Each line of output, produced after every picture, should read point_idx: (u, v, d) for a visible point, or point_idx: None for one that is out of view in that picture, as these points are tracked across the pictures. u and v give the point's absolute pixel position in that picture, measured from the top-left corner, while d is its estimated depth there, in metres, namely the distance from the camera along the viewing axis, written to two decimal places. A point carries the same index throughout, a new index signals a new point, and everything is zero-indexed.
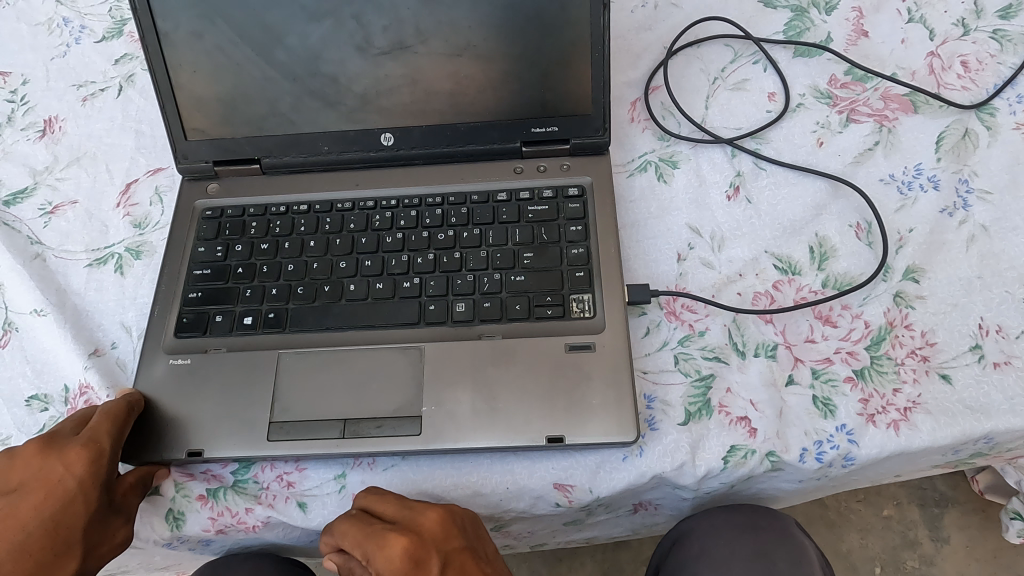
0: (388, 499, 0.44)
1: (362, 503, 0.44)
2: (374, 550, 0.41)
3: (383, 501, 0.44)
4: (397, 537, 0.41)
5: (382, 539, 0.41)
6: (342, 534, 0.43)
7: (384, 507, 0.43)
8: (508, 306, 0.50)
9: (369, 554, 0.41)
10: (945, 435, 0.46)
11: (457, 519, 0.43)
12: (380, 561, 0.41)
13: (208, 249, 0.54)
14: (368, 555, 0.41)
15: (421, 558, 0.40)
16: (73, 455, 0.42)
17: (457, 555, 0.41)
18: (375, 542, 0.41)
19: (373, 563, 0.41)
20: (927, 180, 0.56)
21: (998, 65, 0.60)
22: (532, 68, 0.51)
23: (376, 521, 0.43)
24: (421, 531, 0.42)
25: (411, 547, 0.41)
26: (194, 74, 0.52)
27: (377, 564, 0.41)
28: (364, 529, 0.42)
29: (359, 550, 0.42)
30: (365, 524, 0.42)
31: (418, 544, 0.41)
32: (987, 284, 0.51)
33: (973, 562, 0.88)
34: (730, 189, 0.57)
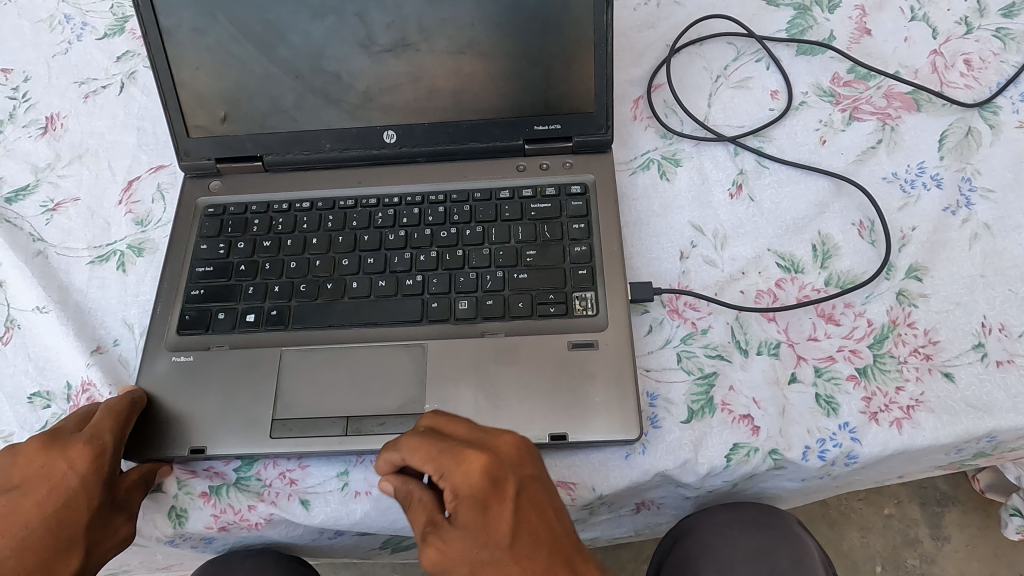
0: (458, 421, 0.42)
1: (429, 423, 0.43)
2: (451, 465, 0.39)
3: (453, 422, 0.42)
4: (477, 453, 0.40)
5: (461, 455, 0.40)
6: (409, 450, 0.41)
7: (454, 427, 0.42)
8: (511, 304, 0.50)
9: (444, 469, 0.39)
10: (947, 433, 0.46)
11: (531, 448, 0.42)
12: (458, 477, 0.39)
13: (211, 246, 0.54)
14: (442, 470, 0.39)
15: (500, 478, 0.39)
16: (76, 451, 0.42)
17: (531, 484, 0.40)
18: (453, 456, 0.40)
19: (449, 478, 0.39)
20: (930, 178, 0.56)
21: (1001, 63, 0.60)
22: (535, 66, 0.51)
23: (447, 439, 0.41)
24: (499, 453, 0.40)
25: (493, 463, 0.40)
26: (197, 71, 0.52)
27: (454, 479, 0.39)
28: (437, 444, 0.40)
29: (431, 464, 0.40)
30: (439, 441, 0.41)
31: (498, 464, 0.40)
32: (990, 282, 0.51)
33: (974, 561, 0.88)
34: (733, 187, 0.57)
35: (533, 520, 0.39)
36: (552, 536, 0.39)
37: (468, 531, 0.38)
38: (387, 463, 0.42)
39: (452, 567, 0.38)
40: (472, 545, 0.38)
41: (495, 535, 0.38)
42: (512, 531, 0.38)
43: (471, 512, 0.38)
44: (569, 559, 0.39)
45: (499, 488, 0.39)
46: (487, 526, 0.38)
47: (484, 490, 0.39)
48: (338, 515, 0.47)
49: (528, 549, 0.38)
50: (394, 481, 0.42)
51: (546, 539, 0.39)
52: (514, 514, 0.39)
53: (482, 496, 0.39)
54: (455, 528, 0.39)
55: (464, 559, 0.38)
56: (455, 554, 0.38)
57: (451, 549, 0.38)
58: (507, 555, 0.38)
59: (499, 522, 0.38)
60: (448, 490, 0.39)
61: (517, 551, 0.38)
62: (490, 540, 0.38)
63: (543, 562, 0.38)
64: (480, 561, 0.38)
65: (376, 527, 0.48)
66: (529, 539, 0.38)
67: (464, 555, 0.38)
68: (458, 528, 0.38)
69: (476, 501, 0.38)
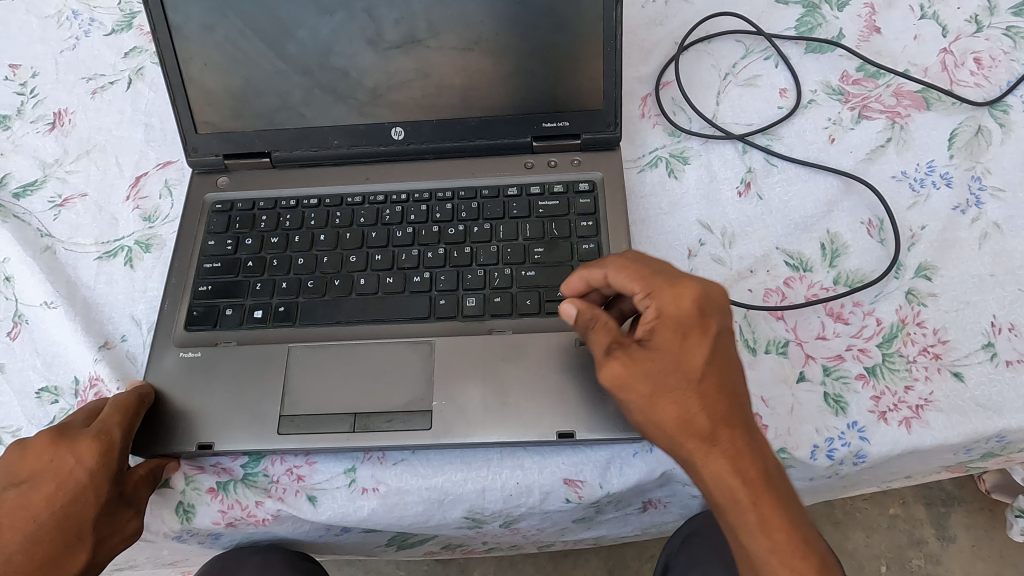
0: (668, 262, 0.44)
1: (637, 256, 0.44)
2: (655, 290, 0.41)
3: (665, 261, 0.44)
4: (692, 284, 0.41)
5: (673, 283, 0.41)
6: (615, 269, 0.43)
7: (657, 262, 0.43)
8: (518, 301, 0.50)
9: (653, 292, 0.41)
10: (956, 433, 0.45)
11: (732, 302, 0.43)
12: (669, 301, 0.40)
13: (219, 242, 0.54)
14: (654, 293, 0.41)
15: (709, 313, 0.40)
16: (85, 446, 0.42)
17: (730, 335, 0.41)
18: (669, 282, 0.41)
19: (656, 299, 0.41)
20: (939, 177, 0.55)
21: (1012, 62, 0.59)
22: (544, 63, 0.51)
23: (658, 269, 0.43)
24: (705, 289, 0.41)
25: (701, 299, 0.40)
26: (205, 67, 0.52)
27: (662, 302, 0.41)
28: (650, 269, 0.42)
29: (641, 288, 0.42)
30: (643, 269, 0.42)
31: (707, 299, 0.41)
32: (1000, 281, 0.50)
33: (980, 561, 0.88)
34: (741, 185, 0.57)
35: (723, 362, 0.40)
36: (737, 397, 0.39)
37: (659, 353, 0.40)
38: (581, 281, 0.44)
39: (633, 384, 0.39)
40: (656, 367, 0.39)
41: (686, 364, 0.39)
42: (704, 368, 0.39)
43: (665, 335, 0.40)
44: (746, 417, 0.39)
45: (705, 323, 0.40)
46: (683, 353, 0.40)
47: (687, 317, 0.40)
48: (346, 511, 0.47)
49: (712, 385, 0.39)
50: (580, 304, 0.42)
51: (731, 390, 0.39)
52: (709, 354, 0.40)
53: (686, 325, 0.40)
54: (644, 348, 0.40)
55: (648, 377, 0.39)
56: (637, 370, 0.39)
57: (638, 366, 0.40)
58: (694, 387, 0.39)
59: (693, 355, 0.39)
60: (652, 309, 0.41)
61: (704, 390, 0.39)
62: (680, 365, 0.39)
63: (722, 409, 0.39)
64: (664, 382, 0.39)
65: (383, 524, 0.48)
66: (717, 379, 0.39)
67: (650, 374, 0.39)
68: (651, 348, 0.40)
69: (678, 325, 0.40)
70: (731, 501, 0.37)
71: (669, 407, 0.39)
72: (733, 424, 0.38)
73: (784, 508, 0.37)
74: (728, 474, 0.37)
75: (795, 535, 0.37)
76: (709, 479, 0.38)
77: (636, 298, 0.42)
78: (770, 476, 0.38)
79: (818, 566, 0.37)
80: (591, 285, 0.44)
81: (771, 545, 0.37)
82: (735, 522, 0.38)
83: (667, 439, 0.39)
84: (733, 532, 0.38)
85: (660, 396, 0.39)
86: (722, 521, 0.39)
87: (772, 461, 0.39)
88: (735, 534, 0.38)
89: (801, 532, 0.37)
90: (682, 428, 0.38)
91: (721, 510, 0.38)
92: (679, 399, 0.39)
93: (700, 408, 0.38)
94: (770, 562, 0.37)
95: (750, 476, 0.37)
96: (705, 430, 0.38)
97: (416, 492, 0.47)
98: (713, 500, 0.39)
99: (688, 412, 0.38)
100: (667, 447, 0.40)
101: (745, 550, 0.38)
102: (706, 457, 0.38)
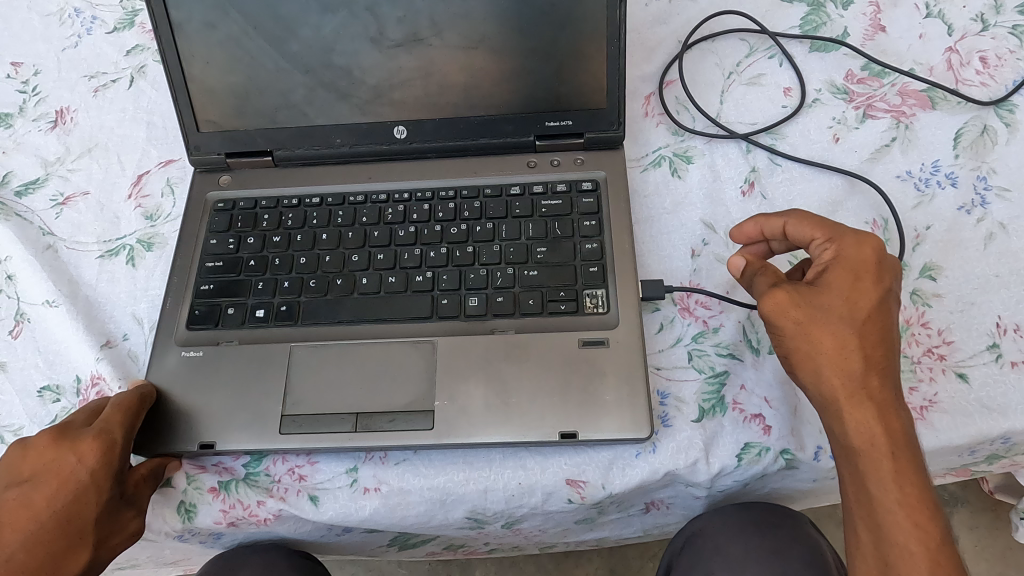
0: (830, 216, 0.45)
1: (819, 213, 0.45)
2: (837, 237, 0.42)
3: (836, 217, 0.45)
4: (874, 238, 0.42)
5: (859, 234, 0.42)
6: (796, 219, 0.44)
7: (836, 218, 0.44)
8: (521, 300, 0.49)
9: (837, 237, 0.42)
10: (960, 434, 0.45)
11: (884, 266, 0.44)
12: (852, 248, 0.42)
13: (221, 241, 0.54)
14: (838, 240, 0.42)
15: (886, 269, 0.42)
16: (86, 445, 0.42)
17: (897, 297, 0.42)
18: (852, 232, 0.42)
19: (837, 244, 0.42)
20: (944, 177, 0.55)
21: (1018, 61, 0.59)
22: (547, 61, 0.51)
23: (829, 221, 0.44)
24: (887, 250, 0.42)
25: (884, 253, 0.42)
26: (208, 65, 0.51)
27: (844, 248, 0.42)
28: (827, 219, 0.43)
29: (823, 235, 0.43)
30: (825, 220, 0.44)
31: (879, 254, 0.42)
32: (1005, 282, 0.50)
33: (983, 562, 0.87)
34: (745, 185, 0.57)
35: (885, 314, 0.41)
36: (891, 351, 0.41)
37: (827, 294, 0.41)
38: (755, 226, 0.46)
39: (793, 314, 0.41)
40: (819, 306, 0.41)
41: (854, 309, 0.41)
42: (870, 311, 0.41)
43: (839, 277, 0.41)
44: (895, 373, 0.41)
45: (881, 273, 0.41)
46: (854, 296, 0.41)
47: (865, 265, 0.41)
48: (348, 511, 0.47)
49: (873, 332, 0.40)
50: (747, 257, 0.45)
51: (889, 343, 0.41)
52: (879, 303, 0.41)
53: (861, 270, 0.41)
54: (810, 287, 0.42)
55: (807, 311, 0.41)
56: (795, 304, 0.41)
57: (803, 301, 0.41)
58: (856, 330, 0.40)
59: (861, 300, 0.41)
60: (830, 252, 0.42)
61: (865, 333, 0.40)
62: (849, 307, 0.41)
63: (879, 357, 0.40)
64: (824, 319, 0.41)
65: (385, 524, 0.48)
66: (877, 329, 0.41)
67: (809, 308, 0.41)
68: (818, 287, 0.42)
69: (853, 270, 0.41)
70: (868, 447, 0.39)
71: (826, 344, 0.40)
72: (882, 374, 0.40)
73: (913, 464, 0.39)
74: (871, 420, 0.39)
75: (920, 493, 0.39)
76: (851, 422, 0.40)
77: (817, 245, 0.43)
78: (906, 433, 0.39)
79: (938, 526, 0.38)
80: (765, 232, 0.46)
81: (901, 497, 0.38)
82: (860, 468, 0.39)
83: (819, 375, 0.41)
84: (854, 477, 0.40)
85: (820, 331, 0.40)
86: (846, 467, 0.40)
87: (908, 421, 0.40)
88: (860, 480, 0.40)
89: (927, 491, 0.39)
90: (834, 367, 0.40)
91: (853, 455, 0.40)
92: (840, 337, 0.40)
93: (856, 350, 0.40)
94: (895, 512, 0.38)
95: (889, 427, 0.39)
96: (857, 372, 0.40)
97: (418, 492, 0.47)
98: (846, 446, 0.40)
99: (844, 351, 0.40)
100: (814, 385, 0.41)
101: (865, 496, 0.39)
102: (850, 399, 0.40)
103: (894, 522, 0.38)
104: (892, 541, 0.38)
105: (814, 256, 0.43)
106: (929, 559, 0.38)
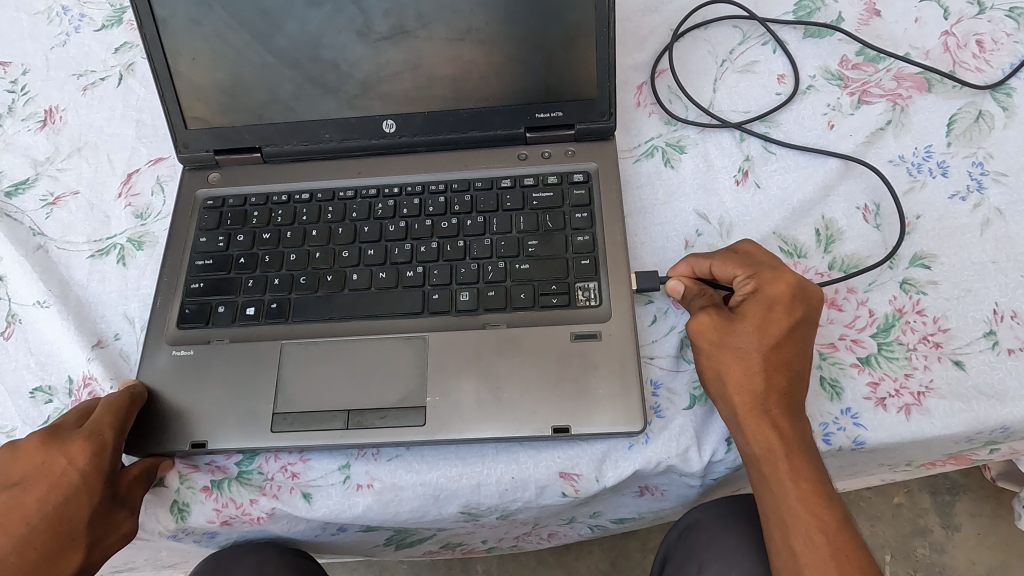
0: (763, 250, 0.47)
1: (748, 249, 0.47)
2: (756, 273, 0.45)
3: (766, 251, 0.47)
4: (790, 273, 0.44)
5: (777, 270, 0.44)
6: (720, 260, 0.47)
7: (760, 254, 0.47)
8: (513, 295, 0.49)
9: (756, 273, 0.45)
10: (957, 421, 0.45)
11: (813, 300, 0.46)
12: (768, 283, 0.44)
13: (210, 239, 0.53)
14: (757, 276, 0.45)
15: (800, 299, 0.43)
16: (76, 447, 0.42)
17: (814, 326, 0.44)
18: (769, 269, 0.45)
19: (757, 279, 0.45)
20: (936, 164, 0.54)
21: (1015, 44, 0.58)
22: (536, 52, 0.50)
23: (753, 258, 0.46)
24: (807, 284, 0.44)
25: (801, 286, 0.44)
26: (194, 61, 0.51)
27: (762, 283, 0.44)
28: (750, 259, 0.46)
29: (744, 272, 0.45)
30: (748, 258, 0.46)
31: (794, 288, 0.43)
32: (1002, 268, 0.49)
33: (986, 550, 0.87)
34: (739, 174, 0.56)
35: (795, 341, 0.43)
36: (799, 373, 0.43)
37: (740, 323, 0.44)
38: (688, 266, 0.49)
39: (710, 338, 0.44)
40: (731, 333, 0.44)
41: (765, 336, 0.43)
42: (779, 338, 0.43)
43: (754, 308, 0.44)
44: (800, 392, 0.43)
45: (794, 305, 0.43)
46: (765, 324, 0.43)
47: (779, 298, 0.43)
48: (341, 507, 0.47)
49: (780, 356, 0.43)
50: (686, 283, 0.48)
51: (798, 366, 0.43)
52: (791, 331, 0.43)
53: (775, 301, 0.43)
54: (728, 316, 0.44)
55: (722, 337, 0.44)
56: (710, 330, 0.44)
57: (720, 327, 0.44)
58: (762, 353, 0.43)
59: (771, 327, 0.43)
60: (750, 286, 0.45)
61: (772, 357, 0.43)
62: (760, 334, 0.43)
63: (782, 378, 0.42)
64: (733, 345, 0.43)
65: (379, 521, 0.47)
66: (785, 353, 0.43)
67: (723, 333, 0.44)
68: (734, 316, 0.44)
69: (766, 302, 0.43)
70: (768, 454, 0.41)
71: (732, 367, 0.43)
72: (784, 392, 0.42)
73: (813, 470, 0.41)
74: (769, 432, 0.42)
75: (821, 495, 0.40)
76: (750, 435, 0.42)
77: (740, 281, 0.46)
78: (804, 445, 0.42)
79: (839, 524, 0.40)
80: (698, 272, 0.48)
81: (800, 500, 0.40)
82: (765, 475, 0.42)
83: (725, 392, 0.43)
84: (761, 484, 0.42)
85: (729, 356, 0.43)
86: (753, 475, 0.43)
87: (808, 432, 0.43)
88: (765, 486, 0.42)
89: (827, 493, 0.41)
90: (736, 386, 0.43)
91: (757, 464, 0.42)
92: (745, 360, 0.43)
93: (759, 371, 0.42)
94: (795, 511, 0.40)
95: (788, 438, 0.42)
96: (760, 391, 0.42)
97: (411, 488, 0.47)
98: (750, 457, 0.42)
99: (748, 372, 0.43)
100: (722, 402, 0.44)
101: (771, 499, 0.41)
102: (752, 415, 0.42)
103: (797, 522, 0.40)
104: (796, 539, 0.40)
105: (738, 291, 0.46)
106: (831, 554, 0.39)
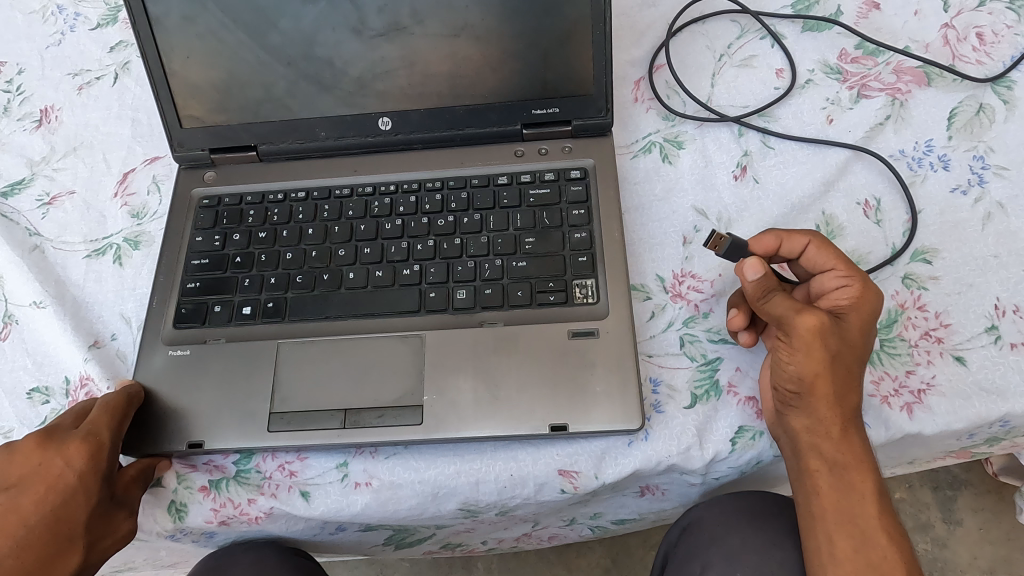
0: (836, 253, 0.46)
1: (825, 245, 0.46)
2: (857, 277, 0.43)
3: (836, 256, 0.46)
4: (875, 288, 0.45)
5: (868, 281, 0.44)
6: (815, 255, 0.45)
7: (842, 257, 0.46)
8: (510, 292, 0.49)
9: (856, 276, 0.43)
10: (959, 418, 0.45)
11: None
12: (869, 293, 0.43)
13: (206, 238, 0.53)
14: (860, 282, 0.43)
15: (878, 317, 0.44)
16: (73, 449, 0.42)
17: None
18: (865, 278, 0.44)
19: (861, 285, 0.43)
20: (937, 158, 0.54)
21: (1015, 36, 0.58)
22: (532, 48, 0.50)
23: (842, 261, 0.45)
24: None
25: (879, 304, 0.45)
26: (188, 59, 0.51)
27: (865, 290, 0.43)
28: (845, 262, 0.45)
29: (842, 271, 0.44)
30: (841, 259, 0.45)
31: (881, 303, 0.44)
32: (1004, 263, 0.49)
33: (987, 544, 0.87)
34: (738, 169, 0.56)
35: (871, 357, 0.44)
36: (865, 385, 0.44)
37: (846, 330, 0.42)
38: (775, 239, 0.46)
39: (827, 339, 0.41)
40: (841, 339, 0.41)
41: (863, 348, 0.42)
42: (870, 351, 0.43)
43: (858, 317, 0.42)
44: None
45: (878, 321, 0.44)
46: (865, 336, 0.42)
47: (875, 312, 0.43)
48: (339, 506, 0.46)
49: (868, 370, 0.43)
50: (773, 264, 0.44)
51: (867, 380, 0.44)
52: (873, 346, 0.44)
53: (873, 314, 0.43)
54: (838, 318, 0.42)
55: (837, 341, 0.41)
56: (828, 333, 0.40)
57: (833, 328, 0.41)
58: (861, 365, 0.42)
59: (868, 340, 0.43)
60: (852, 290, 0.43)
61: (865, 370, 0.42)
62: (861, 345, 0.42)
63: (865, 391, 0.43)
64: (845, 352, 0.41)
65: (379, 518, 0.47)
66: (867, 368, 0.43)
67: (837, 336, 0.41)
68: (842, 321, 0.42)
69: (869, 312, 0.43)
70: (855, 465, 0.41)
71: (838, 376, 0.41)
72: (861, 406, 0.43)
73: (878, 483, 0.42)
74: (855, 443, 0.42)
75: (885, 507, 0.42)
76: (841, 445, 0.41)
77: (837, 281, 0.44)
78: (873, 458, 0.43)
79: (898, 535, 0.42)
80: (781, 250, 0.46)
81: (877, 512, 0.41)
82: (848, 485, 0.41)
83: (829, 400, 0.41)
84: (837, 495, 0.41)
85: (841, 361, 0.41)
86: (831, 484, 0.41)
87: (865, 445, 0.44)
88: (843, 496, 0.41)
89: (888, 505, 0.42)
90: (835, 396, 0.41)
91: (842, 476, 0.41)
92: (851, 371, 0.41)
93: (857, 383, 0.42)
94: (874, 521, 0.41)
95: (867, 451, 0.42)
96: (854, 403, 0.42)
97: (410, 486, 0.47)
98: (835, 467, 0.41)
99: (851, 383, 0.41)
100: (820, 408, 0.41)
101: (847, 509, 0.41)
102: (840, 425, 0.42)
103: (873, 532, 0.40)
104: (872, 549, 0.40)
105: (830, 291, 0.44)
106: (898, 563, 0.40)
